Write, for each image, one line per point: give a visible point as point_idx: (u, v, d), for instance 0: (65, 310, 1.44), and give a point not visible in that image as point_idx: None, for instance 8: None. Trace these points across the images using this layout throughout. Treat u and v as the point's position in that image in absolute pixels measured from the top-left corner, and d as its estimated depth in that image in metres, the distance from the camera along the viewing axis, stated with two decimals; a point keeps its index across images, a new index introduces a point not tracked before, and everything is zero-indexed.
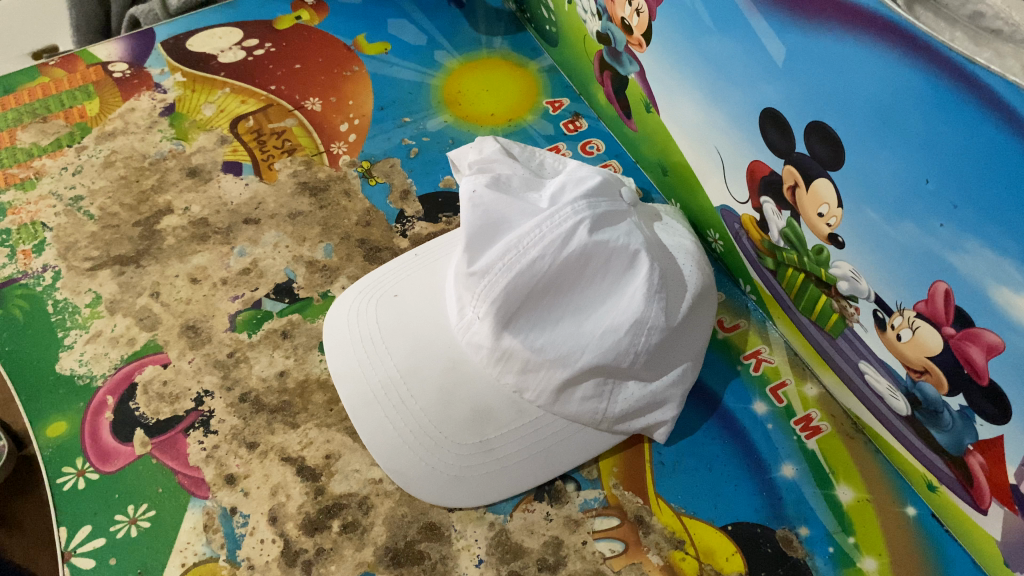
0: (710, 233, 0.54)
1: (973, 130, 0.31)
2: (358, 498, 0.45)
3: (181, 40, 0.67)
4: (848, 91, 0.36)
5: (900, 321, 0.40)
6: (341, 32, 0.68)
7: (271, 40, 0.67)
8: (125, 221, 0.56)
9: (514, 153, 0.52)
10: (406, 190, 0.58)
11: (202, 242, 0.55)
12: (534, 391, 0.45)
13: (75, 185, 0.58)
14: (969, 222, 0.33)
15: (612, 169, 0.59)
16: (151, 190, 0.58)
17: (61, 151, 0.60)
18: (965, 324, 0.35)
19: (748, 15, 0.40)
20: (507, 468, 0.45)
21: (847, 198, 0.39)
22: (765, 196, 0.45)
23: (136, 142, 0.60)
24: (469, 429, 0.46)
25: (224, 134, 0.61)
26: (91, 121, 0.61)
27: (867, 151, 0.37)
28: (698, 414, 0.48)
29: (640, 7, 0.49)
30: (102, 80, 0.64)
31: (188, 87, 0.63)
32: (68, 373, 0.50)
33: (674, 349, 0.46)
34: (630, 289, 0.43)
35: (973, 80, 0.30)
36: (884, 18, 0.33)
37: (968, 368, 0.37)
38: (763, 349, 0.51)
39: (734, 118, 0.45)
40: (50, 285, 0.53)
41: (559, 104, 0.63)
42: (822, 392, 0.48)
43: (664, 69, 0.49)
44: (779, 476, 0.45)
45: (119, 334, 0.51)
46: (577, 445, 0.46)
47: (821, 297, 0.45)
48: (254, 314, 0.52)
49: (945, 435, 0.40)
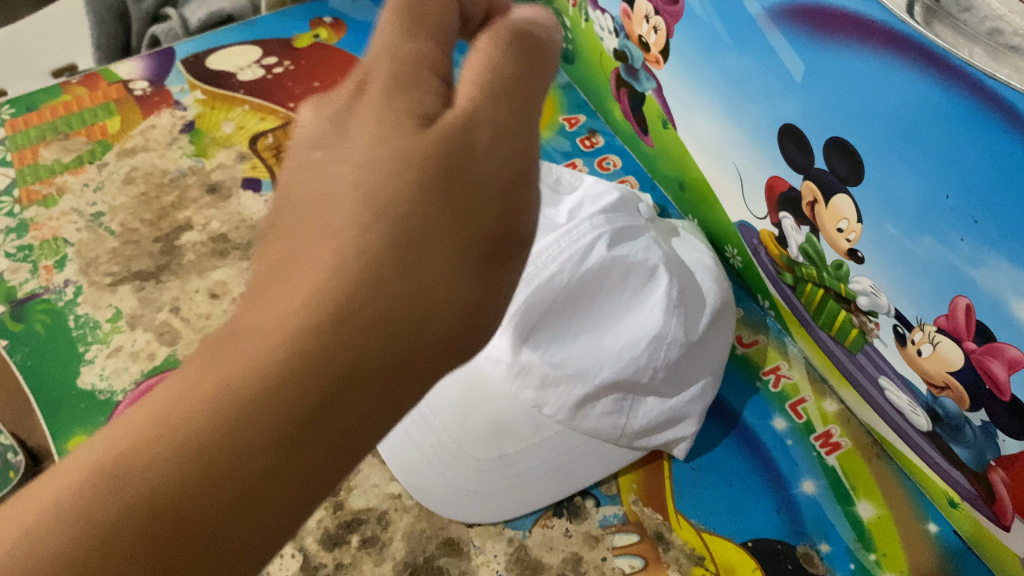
0: (728, 249, 0.54)
1: (994, 145, 0.31)
2: (377, 512, 0.45)
3: (201, 58, 0.67)
4: (867, 107, 0.36)
5: (921, 336, 0.40)
6: (359, 50, 0.68)
7: (289, 58, 0.67)
8: (146, 237, 0.57)
9: None
10: None
11: (222, 258, 0.55)
12: (554, 406, 0.47)
13: (96, 202, 0.58)
14: (990, 237, 0.33)
15: (629, 185, 0.59)
16: (171, 206, 0.58)
17: (83, 168, 0.60)
18: (987, 338, 0.35)
19: (766, 31, 0.40)
20: (526, 484, 0.46)
21: (866, 213, 0.39)
22: (783, 211, 0.45)
23: (157, 159, 0.61)
24: (489, 443, 0.48)
25: (243, 151, 0.61)
26: (112, 138, 0.62)
27: (887, 166, 0.37)
28: (717, 430, 0.48)
29: (657, 24, 0.49)
30: (123, 98, 0.64)
31: (208, 104, 0.64)
32: (89, 388, 0.50)
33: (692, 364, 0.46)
34: (648, 305, 0.45)
35: (994, 95, 0.30)
36: (902, 34, 0.33)
37: (989, 383, 0.36)
38: (782, 365, 0.50)
39: (752, 133, 0.45)
40: (71, 300, 0.54)
41: (575, 121, 0.63)
42: (841, 408, 0.48)
43: (681, 86, 0.50)
44: (799, 492, 0.45)
45: (139, 349, 0.51)
46: (594, 461, 0.46)
47: (840, 312, 0.45)
48: None
49: (967, 451, 0.40)
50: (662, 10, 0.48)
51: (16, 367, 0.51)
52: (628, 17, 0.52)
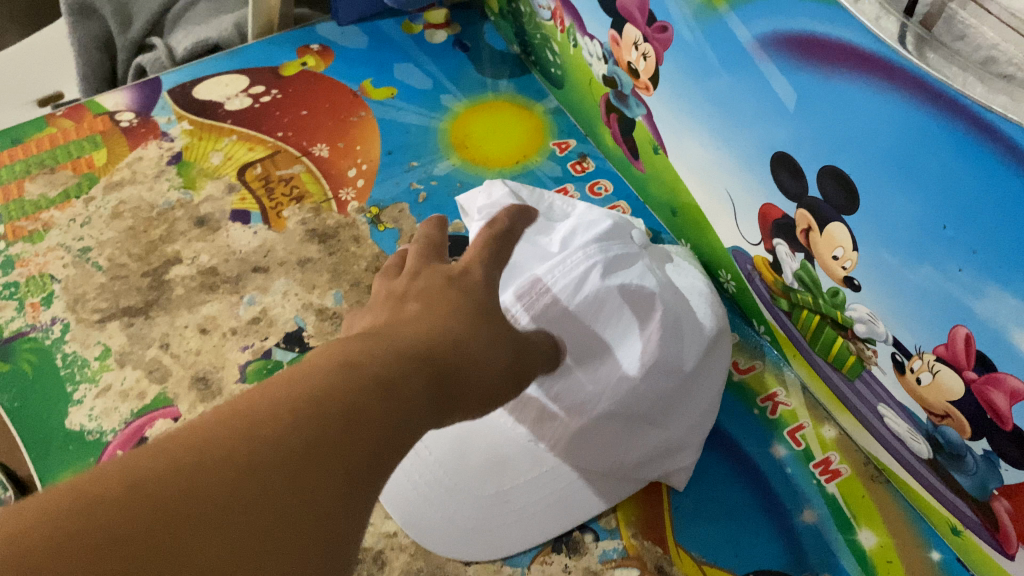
0: (722, 274, 0.53)
1: (992, 176, 0.31)
2: (373, 552, 0.45)
3: (188, 88, 0.67)
4: (862, 136, 0.36)
5: (920, 364, 0.39)
6: (347, 77, 0.68)
7: (277, 86, 0.67)
8: (134, 272, 0.56)
9: (523, 196, 0.52)
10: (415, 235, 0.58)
11: (211, 292, 0.55)
12: (549, 440, 0.47)
13: (84, 237, 0.58)
14: (989, 267, 0.33)
15: (621, 210, 0.59)
16: (160, 240, 0.58)
17: (69, 202, 0.59)
18: (987, 368, 0.35)
19: (757, 59, 0.40)
20: (523, 520, 0.45)
21: (862, 241, 0.39)
22: (778, 238, 0.45)
23: (144, 192, 0.60)
24: (485, 477, 0.47)
25: (232, 183, 0.61)
26: (98, 171, 0.61)
27: (883, 195, 0.36)
28: (716, 459, 0.48)
29: (647, 52, 0.49)
30: (109, 130, 0.64)
31: (195, 135, 0.64)
32: (78, 429, 0.49)
33: (688, 395, 0.46)
34: (645, 333, 0.45)
35: (990, 127, 0.30)
36: (896, 64, 0.32)
37: (991, 412, 0.36)
38: (779, 392, 0.50)
39: (744, 159, 0.45)
40: (59, 338, 0.53)
41: (566, 145, 0.63)
42: (840, 434, 0.48)
43: (672, 112, 0.49)
44: (800, 521, 0.45)
45: (128, 387, 0.51)
46: (592, 494, 0.46)
47: (837, 339, 0.44)
48: (264, 364, 0.51)
49: (969, 479, 0.39)
50: (651, 38, 0.48)
51: (3, 409, 0.50)
52: (617, 44, 0.52)
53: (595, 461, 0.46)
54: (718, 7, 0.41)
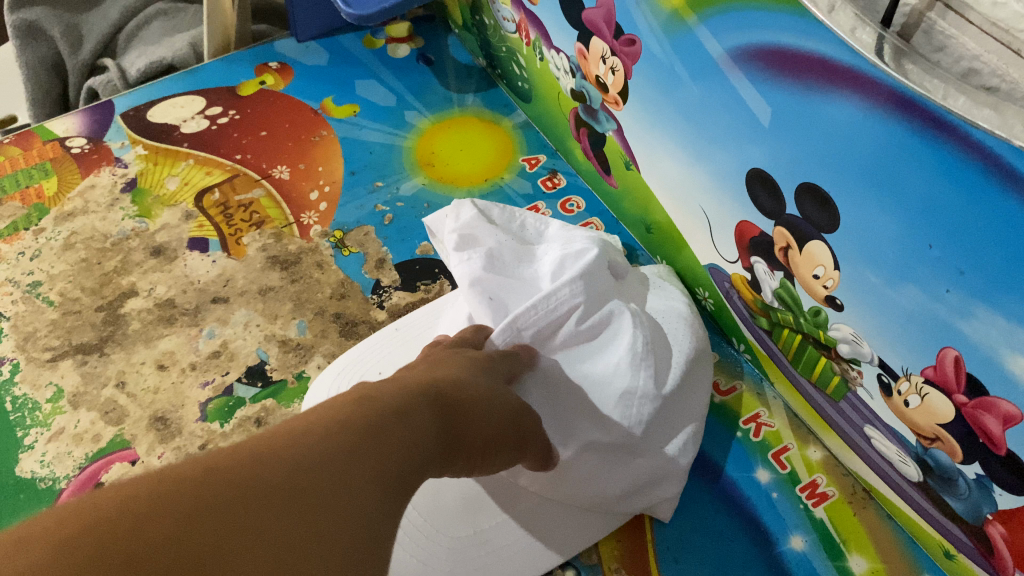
0: (699, 292, 0.52)
1: (978, 195, 0.29)
2: None
3: (142, 111, 0.64)
4: (841, 152, 0.34)
5: (907, 386, 0.38)
6: (308, 96, 0.66)
7: (234, 107, 0.65)
8: (87, 306, 0.53)
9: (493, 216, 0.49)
10: (381, 259, 0.55)
11: (168, 325, 0.52)
12: (528, 477, 0.44)
13: (34, 271, 0.55)
14: (978, 288, 0.31)
15: (594, 227, 0.57)
16: (114, 272, 0.55)
17: (18, 235, 0.57)
18: (978, 392, 0.34)
19: (729, 73, 0.38)
20: (504, 559, 0.43)
21: (844, 260, 0.37)
22: (755, 256, 0.43)
23: (98, 222, 0.58)
24: (463, 519, 0.44)
25: (189, 209, 0.58)
26: (48, 201, 0.59)
27: (864, 214, 0.35)
28: (699, 487, 0.46)
29: (615, 65, 0.47)
30: (59, 157, 0.61)
31: (150, 160, 0.61)
32: (29, 476, 0.46)
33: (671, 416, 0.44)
34: (616, 357, 0.43)
35: (976, 145, 0.28)
36: (875, 79, 0.31)
37: (983, 437, 0.34)
38: (762, 413, 0.48)
39: (718, 176, 0.43)
40: (8, 379, 0.50)
41: (536, 160, 0.61)
42: (826, 455, 0.46)
43: (642, 127, 0.48)
44: (789, 549, 0.43)
45: (82, 431, 0.48)
46: (576, 528, 0.44)
47: (820, 359, 0.43)
48: (226, 401, 0.49)
49: (962, 504, 0.38)
50: (618, 51, 0.46)
51: None
52: (584, 58, 0.50)
53: (576, 496, 0.43)
54: (685, 19, 0.39)
